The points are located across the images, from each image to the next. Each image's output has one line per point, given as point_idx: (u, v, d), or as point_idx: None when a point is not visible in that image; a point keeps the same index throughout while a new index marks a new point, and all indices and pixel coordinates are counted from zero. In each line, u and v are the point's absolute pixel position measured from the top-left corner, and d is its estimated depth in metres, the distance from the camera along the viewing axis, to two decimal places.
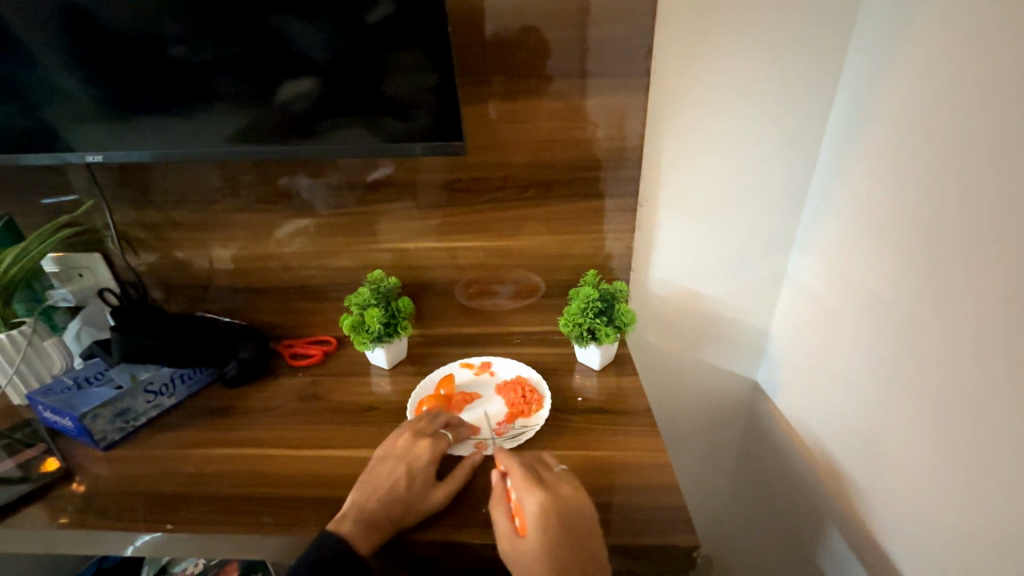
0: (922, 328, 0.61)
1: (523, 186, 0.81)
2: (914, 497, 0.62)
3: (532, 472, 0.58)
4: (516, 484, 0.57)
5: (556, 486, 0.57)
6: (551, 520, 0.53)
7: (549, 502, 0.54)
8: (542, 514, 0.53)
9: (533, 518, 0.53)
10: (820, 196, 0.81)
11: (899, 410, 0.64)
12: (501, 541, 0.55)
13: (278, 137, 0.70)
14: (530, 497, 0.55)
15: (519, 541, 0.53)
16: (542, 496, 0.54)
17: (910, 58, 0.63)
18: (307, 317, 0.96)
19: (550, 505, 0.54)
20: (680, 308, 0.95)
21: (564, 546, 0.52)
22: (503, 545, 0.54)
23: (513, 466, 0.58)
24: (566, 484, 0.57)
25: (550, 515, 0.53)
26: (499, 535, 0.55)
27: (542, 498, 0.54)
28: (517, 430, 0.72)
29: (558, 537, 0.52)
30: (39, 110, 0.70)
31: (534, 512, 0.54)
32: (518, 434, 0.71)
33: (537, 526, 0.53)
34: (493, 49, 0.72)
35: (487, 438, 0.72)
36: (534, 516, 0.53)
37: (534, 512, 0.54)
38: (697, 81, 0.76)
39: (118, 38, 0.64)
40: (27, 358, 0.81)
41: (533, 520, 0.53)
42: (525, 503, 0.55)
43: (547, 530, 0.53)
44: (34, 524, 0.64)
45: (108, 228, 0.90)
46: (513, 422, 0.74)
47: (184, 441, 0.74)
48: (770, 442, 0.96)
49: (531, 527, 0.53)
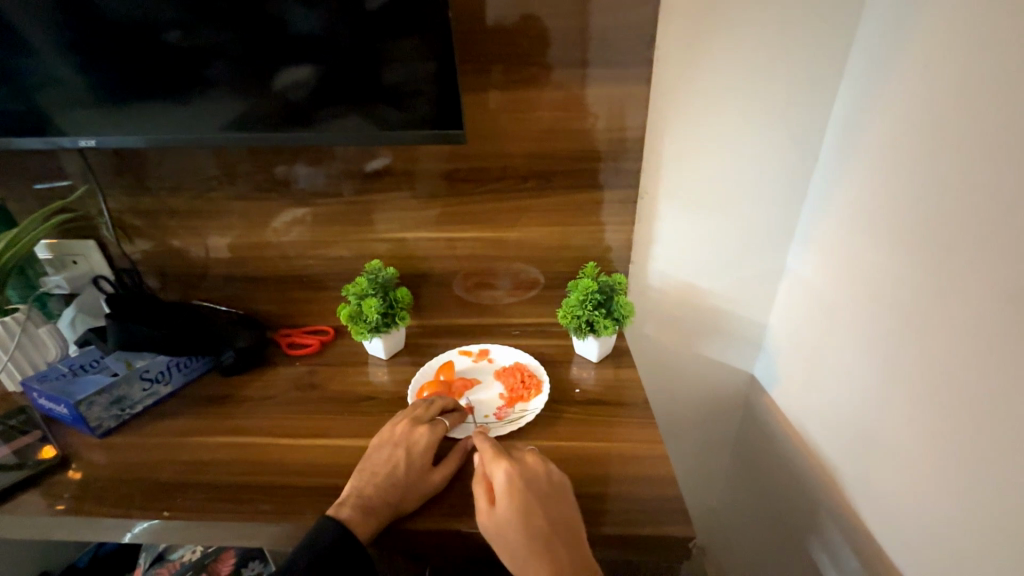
0: (916, 324, 0.62)
1: (522, 176, 0.80)
2: (906, 491, 0.63)
3: (500, 446, 0.60)
4: (484, 458, 0.58)
5: (522, 457, 0.58)
6: (521, 486, 0.54)
7: (515, 470, 0.55)
8: (511, 482, 0.55)
9: (501, 487, 0.54)
10: (821, 191, 0.81)
11: (894, 404, 0.65)
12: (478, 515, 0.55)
13: (274, 125, 0.69)
14: (497, 468, 0.56)
15: (494, 510, 0.54)
16: (508, 466, 0.56)
17: (914, 52, 0.62)
18: (305, 307, 0.95)
19: (517, 473, 0.55)
20: (679, 302, 0.95)
21: (535, 510, 0.53)
22: (480, 518, 0.55)
23: (482, 441, 0.60)
24: (532, 456, 0.59)
25: (518, 481, 0.55)
26: (477, 509, 0.55)
27: (509, 468, 0.56)
28: (516, 414, 0.73)
29: (529, 502, 0.53)
30: (31, 94, 0.69)
31: (503, 482, 0.55)
32: (518, 418, 0.72)
33: (506, 493, 0.54)
34: (493, 36, 0.71)
35: (488, 421, 0.72)
36: (502, 484, 0.55)
37: (502, 481, 0.55)
38: (700, 73, 0.76)
39: (111, 21, 0.63)
40: (22, 345, 0.80)
41: (501, 489, 0.54)
42: (493, 474, 0.56)
43: (517, 494, 0.54)
44: (30, 510, 0.64)
45: (102, 215, 0.89)
46: (513, 407, 0.74)
47: (181, 429, 0.74)
48: (765, 434, 0.97)
49: (502, 494, 0.54)
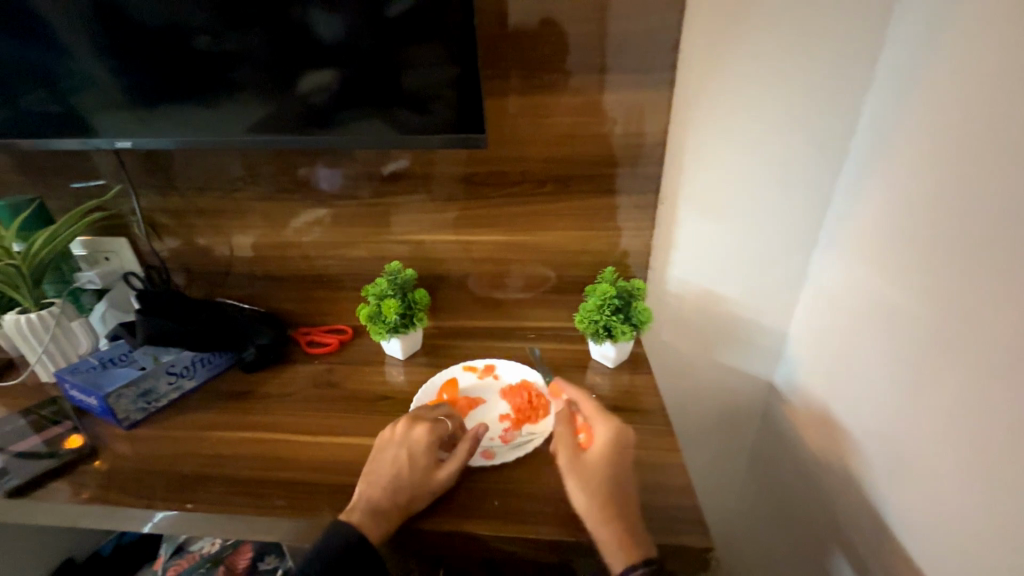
0: (939, 336, 0.60)
1: (541, 180, 0.81)
2: (930, 504, 0.61)
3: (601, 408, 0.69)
4: (590, 410, 0.67)
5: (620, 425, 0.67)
6: (616, 446, 0.63)
7: (616, 430, 0.64)
8: (610, 439, 0.63)
9: (601, 438, 0.63)
10: (846, 196, 0.79)
11: (920, 418, 0.63)
12: (566, 449, 0.64)
13: (297, 128, 0.71)
14: (600, 424, 0.65)
15: (584, 452, 0.63)
16: (612, 425, 0.65)
17: (942, 58, 0.61)
18: (325, 306, 0.97)
19: (615, 435, 0.64)
20: (698, 308, 0.94)
21: (618, 469, 0.61)
22: (567, 452, 0.63)
23: (589, 399, 0.69)
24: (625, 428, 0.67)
25: (615, 441, 0.63)
26: (568, 445, 0.64)
27: (612, 427, 0.64)
28: (524, 437, 0.70)
29: (617, 460, 0.62)
30: (68, 96, 0.72)
31: (603, 435, 0.64)
32: (526, 442, 0.69)
33: (603, 445, 0.63)
34: (512, 42, 0.71)
35: (493, 445, 0.69)
36: (602, 437, 0.64)
37: (602, 435, 0.64)
38: (720, 79, 0.75)
39: (144, 27, 0.65)
40: (56, 337, 0.83)
41: (600, 440, 0.63)
42: (595, 426, 0.65)
43: (611, 451, 0.62)
44: (58, 498, 0.66)
45: (134, 213, 0.92)
46: (521, 429, 0.71)
47: (205, 423, 0.76)
48: (784, 445, 0.95)
49: (599, 445, 0.63)
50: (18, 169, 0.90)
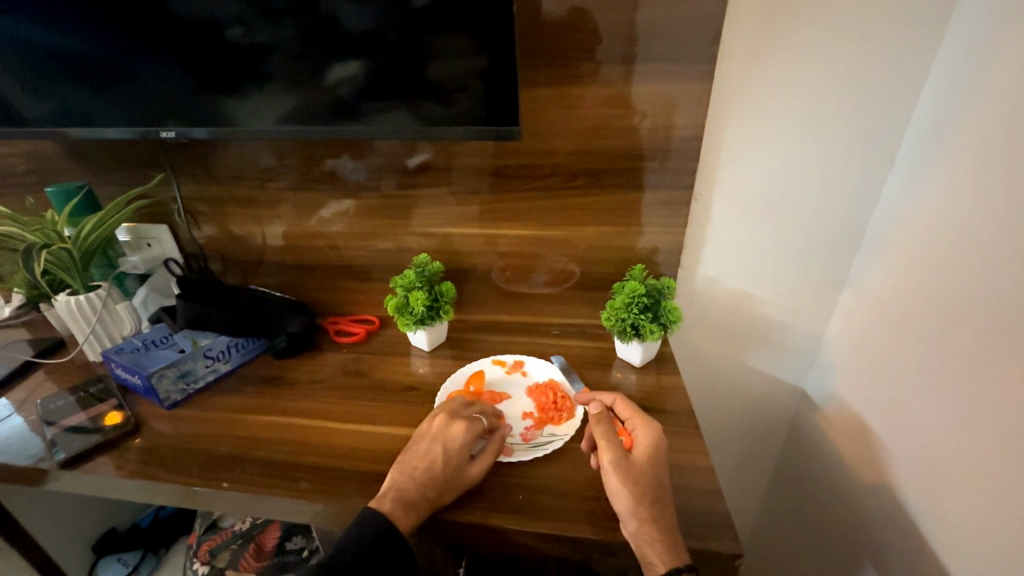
0: (988, 348, 0.57)
1: (570, 175, 0.80)
2: (981, 523, 0.57)
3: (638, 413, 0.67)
4: (632, 415, 0.65)
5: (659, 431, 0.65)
6: (660, 451, 0.61)
7: (660, 435, 0.62)
8: (654, 443, 0.61)
9: (645, 442, 0.61)
10: (894, 195, 0.75)
11: (969, 432, 0.59)
12: (611, 449, 0.60)
13: (325, 119, 0.71)
14: (644, 427, 0.63)
15: (631, 454, 0.60)
16: (656, 430, 0.63)
17: (1009, 48, 0.57)
18: (352, 296, 0.99)
19: (660, 440, 0.62)
20: (728, 308, 0.92)
21: (663, 474, 0.59)
22: (612, 451, 0.60)
23: (628, 404, 0.67)
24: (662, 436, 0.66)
25: (660, 446, 0.61)
26: (612, 444, 0.61)
27: (656, 432, 0.63)
28: (546, 438, 0.69)
29: (662, 465, 0.60)
30: (112, 88, 0.74)
31: (648, 439, 0.62)
32: (546, 443, 0.68)
33: (648, 449, 0.61)
34: (541, 33, 0.70)
35: (513, 442, 0.69)
36: (646, 441, 0.62)
37: (645, 439, 0.62)
38: (758, 70, 0.72)
39: (182, 20, 0.67)
40: (103, 318, 0.87)
41: (644, 444, 0.61)
42: (637, 430, 0.63)
43: (656, 456, 0.60)
44: (101, 470, 0.69)
45: (175, 201, 0.95)
46: (542, 429, 0.71)
47: (239, 406, 0.79)
48: (817, 454, 0.91)
49: (644, 448, 0.61)
50: (69, 156, 0.94)
